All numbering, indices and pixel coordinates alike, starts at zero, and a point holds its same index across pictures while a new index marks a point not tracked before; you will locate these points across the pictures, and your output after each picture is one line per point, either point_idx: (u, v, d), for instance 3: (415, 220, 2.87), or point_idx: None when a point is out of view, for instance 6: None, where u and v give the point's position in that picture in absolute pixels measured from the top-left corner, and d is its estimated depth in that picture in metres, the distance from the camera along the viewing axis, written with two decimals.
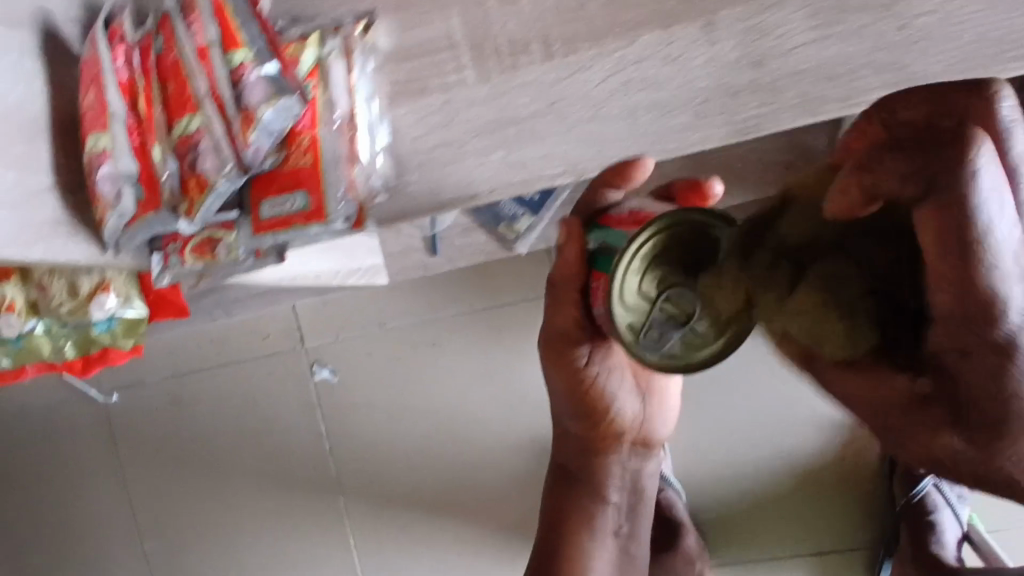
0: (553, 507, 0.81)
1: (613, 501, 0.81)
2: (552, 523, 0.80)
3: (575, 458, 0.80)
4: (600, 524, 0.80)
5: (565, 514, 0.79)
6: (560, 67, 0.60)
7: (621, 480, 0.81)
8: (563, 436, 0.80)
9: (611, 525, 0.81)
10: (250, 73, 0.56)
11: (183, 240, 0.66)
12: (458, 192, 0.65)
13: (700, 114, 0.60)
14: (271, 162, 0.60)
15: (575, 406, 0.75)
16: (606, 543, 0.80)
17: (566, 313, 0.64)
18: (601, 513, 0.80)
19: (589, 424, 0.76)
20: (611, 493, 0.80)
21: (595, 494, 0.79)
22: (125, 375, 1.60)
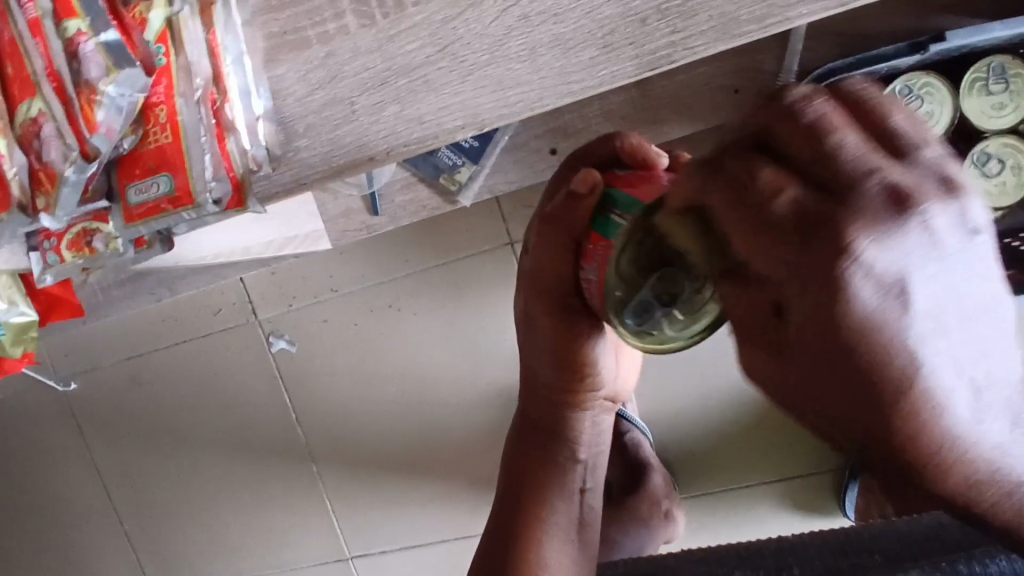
0: (514, 463, 0.72)
1: (581, 457, 0.71)
2: (510, 476, 0.72)
3: (544, 410, 0.70)
4: (566, 480, 0.70)
5: (523, 468, 0.71)
6: (448, 5, 0.54)
7: (593, 434, 0.71)
8: (531, 384, 0.71)
9: (577, 482, 0.71)
10: (86, 43, 0.50)
11: (60, 235, 0.61)
12: (353, 153, 0.58)
13: (606, 47, 0.53)
14: (132, 143, 0.55)
15: (552, 357, 0.65)
16: (570, 501, 0.70)
17: (545, 261, 0.59)
18: (567, 468, 0.70)
19: (566, 374, 0.66)
20: (580, 449, 0.71)
21: (563, 448, 0.70)
22: (78, 360, 1.54)
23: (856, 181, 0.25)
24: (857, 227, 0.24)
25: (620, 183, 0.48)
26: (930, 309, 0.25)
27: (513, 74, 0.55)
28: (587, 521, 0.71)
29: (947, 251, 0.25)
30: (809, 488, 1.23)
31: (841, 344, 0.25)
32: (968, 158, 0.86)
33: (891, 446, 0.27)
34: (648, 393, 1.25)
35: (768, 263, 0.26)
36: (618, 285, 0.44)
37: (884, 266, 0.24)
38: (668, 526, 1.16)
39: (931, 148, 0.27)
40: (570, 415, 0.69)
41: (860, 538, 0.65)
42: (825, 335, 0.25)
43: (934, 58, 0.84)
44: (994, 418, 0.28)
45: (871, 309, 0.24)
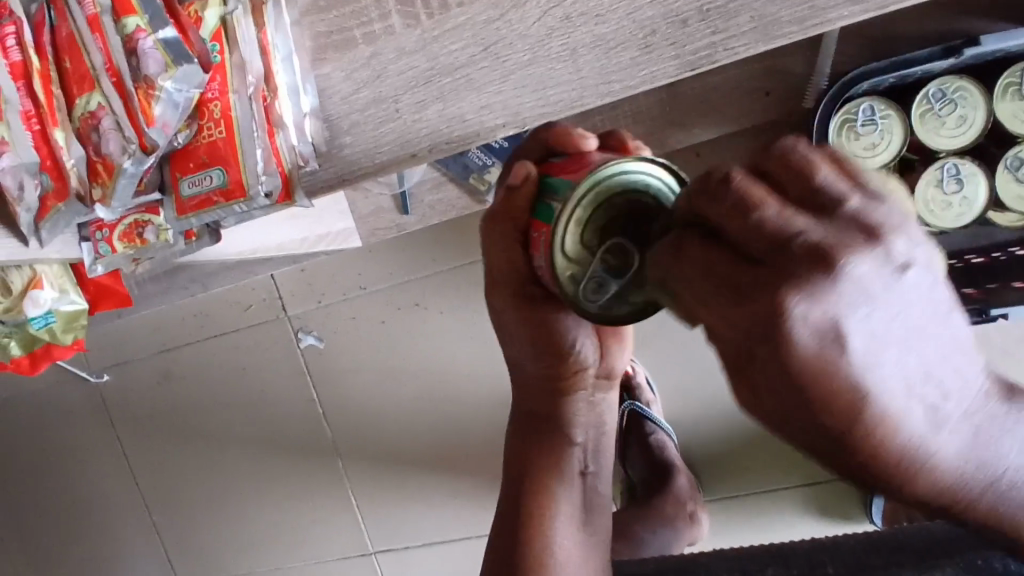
0: (516, 456, 0.71)
1: (580, 441, 0.71)
2: (514, 470, 0.71)
3: (538, 400, 0.70)
4: (567, 465, 0.70)
5: (526, 461, 0.71)
6: (492, 6, 0.55)
7: (590, 415, 0.71)
8: (524, 377, 0.70)
9: (577, 466, 0.71)
10: (145, 40, 0.52)
11: (112, 227, 0.63)
12: (396, 150, 0.59)
13: (646, 48, 0.54)
14: (185, 137, 0.57)
15: (533, 348, 0.65)
16: (572, 485, 0.71)
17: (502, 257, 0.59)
18: (568, 454, 0.71)
19: (549, 362, 0.66)
20: (578, 433, 0.71)
21: (562, 433, 0.70)
22: (111, 353, 1.57)
23: (784, 241, 0.24)
24: (787, 291, 0.22)
25: (556, 169, 0.49)
26: (874, 359, 0.23)
27: (553, 73, 0.56)
28: (592, 504, 0.72)
29: (880, 298, 0.23)
30: (834, 493, 1.23)
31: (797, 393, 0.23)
32: (1001, 163, 0.83)
33: (856, 464, 0.24)
34: (672, 395, 1.25)
35: (724, 327, 0.24)
36: (566, 263, 0.44)
37: (809, 326, 0.22)
38: (692, 528, 1.16)
39: (861, 199, 0.24)
40: (562, 402, 0.69)
41: (892, 539, 0.65)
42: (780, 381, 0.23)
43: (969, 61, 0.84)
44: (954, 432, 0.25)
45: (814, 353, 0.22)
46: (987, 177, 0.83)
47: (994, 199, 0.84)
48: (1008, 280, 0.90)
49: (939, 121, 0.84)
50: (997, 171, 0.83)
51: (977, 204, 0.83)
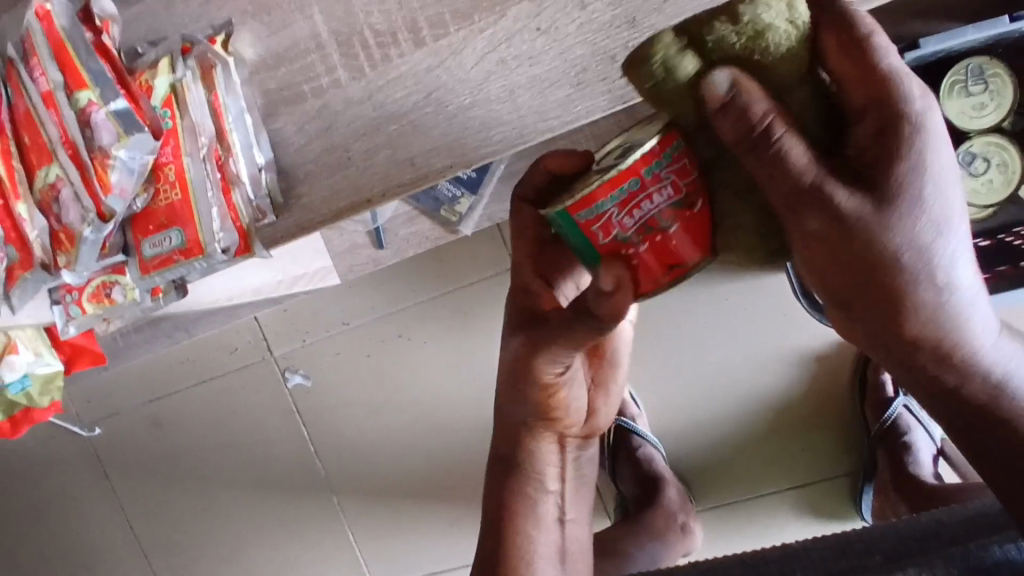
0: (491, 500, 0.69)
1: (554, 489, 0.70)
2: (490, 503, 0.70)
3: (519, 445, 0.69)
4: (542, 513, 0.69)
5: (503, 497, 0.69)
6: (432, 54, 0.58)
7: (572, 472, 0.71)
8: (507, 421, 0.69)
9: (553, 513, 0.69)
10: (97, 112, 0.54)
11: (80, 289, 0.65)
12: (351, 197, 0.61)
13: (579, 84, 0.57)
14: (144, 201, 0.59)
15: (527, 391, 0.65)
16: (550, 532, 0.69)
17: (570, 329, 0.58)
18: (541, 499, 0.69)
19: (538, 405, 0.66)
20: (551, 481, 0.70)
21: (535, 479, 0.69)
22: (102, 405, 1.58)
23: None
24: None
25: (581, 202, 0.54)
26: None
27: (495, 114, 0.58)
28: (569, 554, 0.69)
29: None
30: (824, 493, 1.23)
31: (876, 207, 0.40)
32: (954, 158, 0.92)
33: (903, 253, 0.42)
34: (657, 407, 1.27)
35: None
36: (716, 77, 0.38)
37: None
38: (684, 539, 1.16)
39: None
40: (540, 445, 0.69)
41: (859, 540, 0.66)
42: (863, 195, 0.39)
43: (911, 65, 0.88)
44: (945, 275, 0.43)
45: None
46: None
47: None
48: None
49: None
50: None
51: None
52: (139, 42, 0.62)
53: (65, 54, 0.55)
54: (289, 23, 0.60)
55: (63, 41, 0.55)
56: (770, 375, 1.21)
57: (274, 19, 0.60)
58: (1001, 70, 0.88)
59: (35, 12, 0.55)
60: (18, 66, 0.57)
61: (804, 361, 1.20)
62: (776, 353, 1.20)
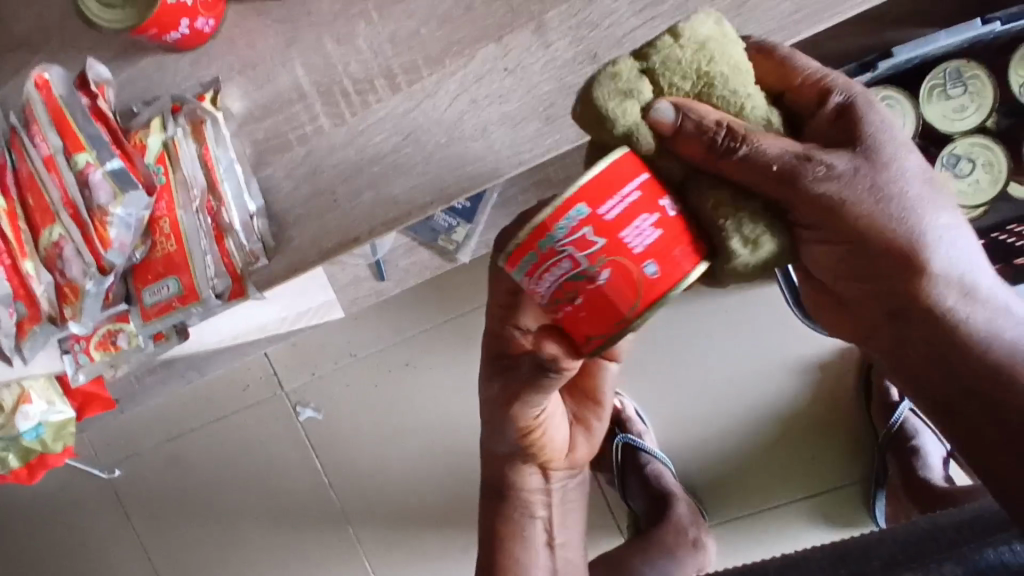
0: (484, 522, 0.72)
1: (541, 514, 0.72)
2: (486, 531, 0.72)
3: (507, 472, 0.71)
4: (530, 534, 0.71)
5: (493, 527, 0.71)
6: (407, 98, 0.61)
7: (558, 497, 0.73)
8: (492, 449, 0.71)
9: (541, 535, 0.72)
10: (94, 173, 0.57)
11: (87, 338, 0.68)
12: (339, 237, 0.64)
13: (548, 119, 0.59)
14: (142, 252, 0.63)
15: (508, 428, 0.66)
16: (539, 556, 0.71)
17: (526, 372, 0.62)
18: (530, 524, 0.71)
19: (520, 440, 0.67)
20: (539, 506, 0.72)
21: (521, 506, 0.71)
22: (121, 448, 1.61)
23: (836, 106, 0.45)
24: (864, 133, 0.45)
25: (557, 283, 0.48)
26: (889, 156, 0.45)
27: (471, 151, 0.61)
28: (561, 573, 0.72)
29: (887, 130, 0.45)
30: (838, 502, 1.23)
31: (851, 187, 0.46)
32: (939, 162, 0.92)
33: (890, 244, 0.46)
34: (663, 423, 1.27)
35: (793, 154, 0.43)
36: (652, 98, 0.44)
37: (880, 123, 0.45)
38: (698, 555, 1.15)
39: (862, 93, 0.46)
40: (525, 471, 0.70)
41: (858, 547, 0.67)
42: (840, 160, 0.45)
43: (884, 74, 0.90)
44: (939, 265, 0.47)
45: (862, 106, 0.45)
46: None
47: None
48: None
49: None
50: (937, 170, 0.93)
51: None
52: (134, 102, 0.66)
53: (63, 121, 0.58)
54: (273, 76, 0.64)
55: (62, 108, 0.58)
56: (772, 384, 1.22)
57: (259, 74, 0.64)
58: (979, 72, 0.89)
59: (33, 81, 0.58)
60: (20, 133, 0.61)
61: (805, 369, 1.21)
62: (776, 362, 1.21)
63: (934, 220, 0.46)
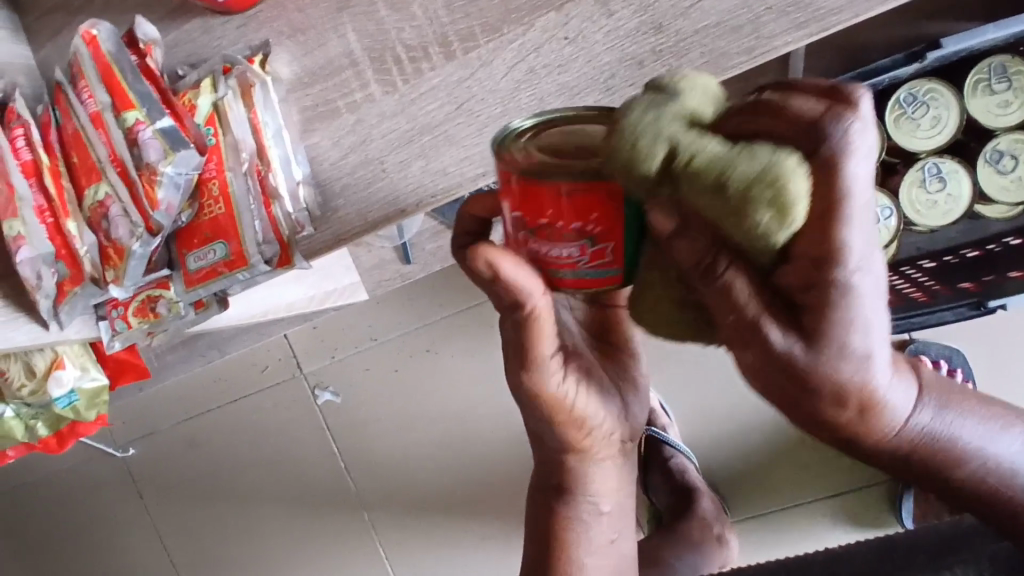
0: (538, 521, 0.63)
1: (604, 510, 0.61)
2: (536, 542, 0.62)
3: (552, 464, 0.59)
4: (591, 536, 0.61)
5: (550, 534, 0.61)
6: (462, 66, 0.60)
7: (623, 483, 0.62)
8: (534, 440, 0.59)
9: (604, 535, 0.62)
10: (144, 130, 0.56)
11: (126, 304, 0.67)
12: (387, 207, 0.63)
13: (608, 90, 0.58)
14: (189, 216, 0.61)
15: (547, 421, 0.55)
16: (600, 555, 0.62)
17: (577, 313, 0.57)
18: (591, 522, 0.61)
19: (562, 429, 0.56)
20: (599, 503, 0.61)
21: (577, 503, 0.60)
22: (136, 426, 1.61)
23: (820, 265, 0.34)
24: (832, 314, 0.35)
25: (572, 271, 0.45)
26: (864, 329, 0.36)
27: (525, 122, 0.59)
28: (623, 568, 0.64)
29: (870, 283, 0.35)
30: (862, 503, 1.21)
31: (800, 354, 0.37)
32: (981, 157, 0.90)
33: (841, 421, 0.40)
34: (687, 417, 1.26)
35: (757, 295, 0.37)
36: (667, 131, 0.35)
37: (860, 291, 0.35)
38: (722, 550, 1.13)
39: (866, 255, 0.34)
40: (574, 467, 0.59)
41: (904, 539, 0.66)
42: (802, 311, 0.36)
43: (935, 63, 0.88)
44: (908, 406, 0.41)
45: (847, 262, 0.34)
46: (968, 173, 0.90)
47: (979, 192, 0.91)
48: (1003, 271, 0.98)
49: (914, 124, 0.90)
50: (979, 166, 0.91)
51: (963, 200, 0.91)
52: (181, 65, 0.64)
53: (112, 77, 0.57)
54: (323, 42, 0.62)
55: (111, 65, 0.57)
56: None
57: (309, 39, 0.63)
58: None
59: (82, 37, 0.58)
60: (66, 90, 0.60)
61: None
62: None
63: (897, 391, 0.40)
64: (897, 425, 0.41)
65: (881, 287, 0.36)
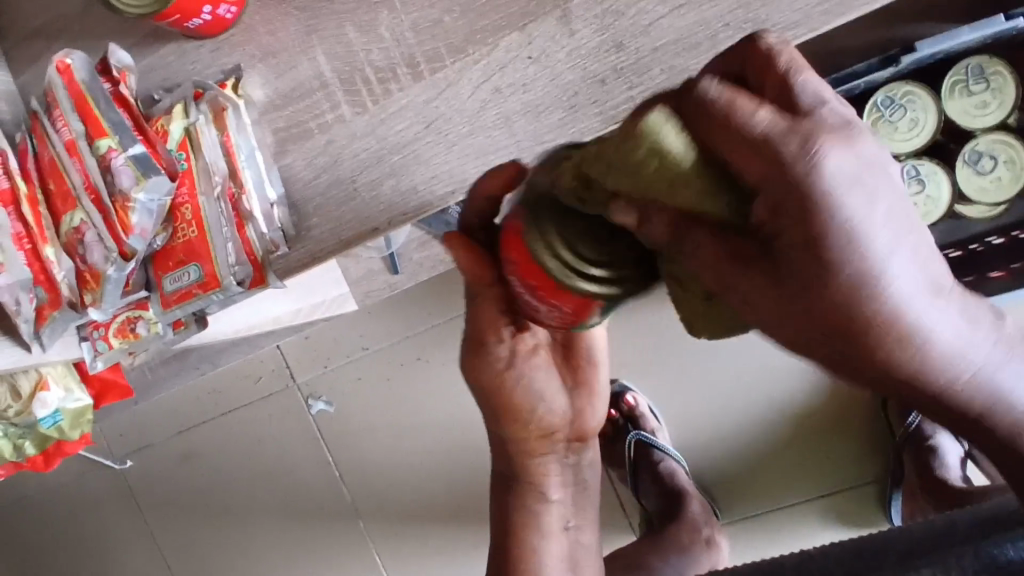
0: (498, 511, 0.69)
1: (556, 498, 0.68)
2: (498, 545, 0.69)
3: (508, 457, 0.67)
4: (545, 523, 0.68)
5: (510, 534, 0.68)
6: (429, 86, 0.61)
7: (572, 477, 0.69)
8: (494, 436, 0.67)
9: (557, 522, 0.69)
10: (117, 157, 0.57)
11: (106, 325, 0.68)
12: (360, 226, 0.63)
13: (572, 108, 0.59)
14: (163, 239, 0.64)
15: (488, 404, 0.63)
16: (555, 540, 0.68)
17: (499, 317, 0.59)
18: (543, 510, 0.68)
19: (505, 417, 0.63)
20: (551, 490, 0.68)
21: (529, 487, 0.67)
22: (132, 439, 1.62)
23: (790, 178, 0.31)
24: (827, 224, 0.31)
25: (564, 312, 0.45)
26: (889, 240, 0.31)
27: (493, 140, 0.60)
28: (576, 558, 0.70)
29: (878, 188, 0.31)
30: (852, 501, 1.21)
31: (804, 286, 0.32)
32: (961, 158, 0.90)
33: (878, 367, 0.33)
34: (677, 420, 1.26)
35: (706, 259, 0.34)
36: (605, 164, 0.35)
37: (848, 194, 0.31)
38: (710, 553, 1.14)
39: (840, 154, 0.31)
40: (529, 457, 0.66)
41: (877, 541, 0.66)
42: (810, 249, 0.31)
43: (909, 67, 0.90)
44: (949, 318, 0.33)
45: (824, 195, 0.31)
46: (947, 175, 0.90)
47: (959, 193, 0.91)
48: (983, 272, 1.01)
49: (893, 126, 0.91)
50: (958, 167, 0.91)
51: (941, 201, 0.90)
52: (156, 90, 0.66)
53: (86, 106, 0.58)
54: (294, 64, 0.63)
55: (85, 93, 0.59)
56: (787, 382, 1.21)
57: (280, 62, 0.64)
58: (1001, 68, 0.87)
59: (56, 67, 0.59)
60: (42, 118, 0.61)
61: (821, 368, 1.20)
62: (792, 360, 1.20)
63: (913, 268, 0.32)
64: (930, 349, 0.33)
65: (885, 192, 0.31)
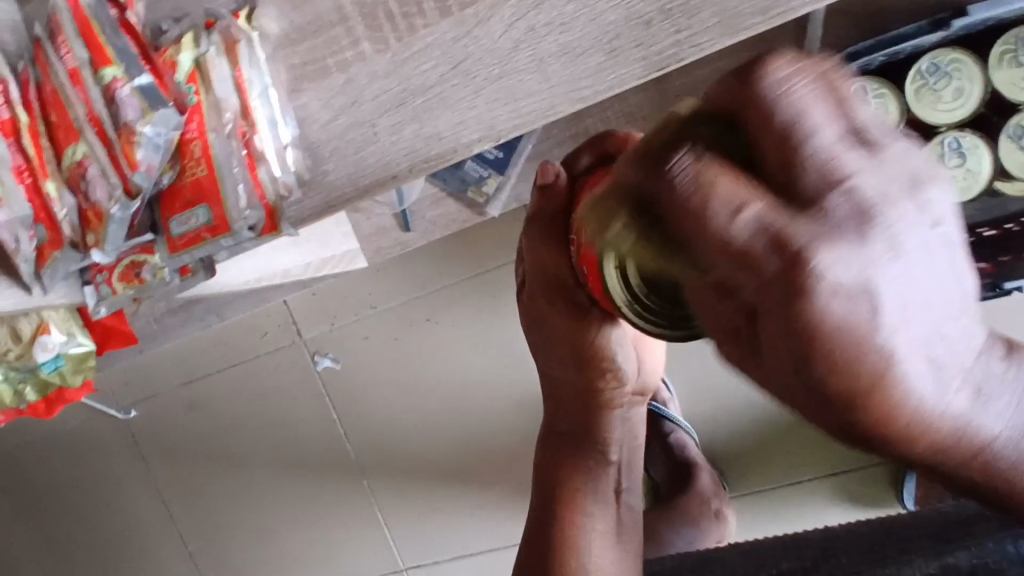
0: (550, 475, 0.79)
1: (613, 460, 0.79)
2: (548, 491, 0.78)
3: (573, 419, 0.78)
4: (601, 485, 0.78)
5: (559, 480, 0.78)
6: (458, 23, 0.56)
7: (623, 438, 0.79)
8: (559, 394, 0.78)
9: (611, 484, 0.79)
10: (122, 88, 0.54)
11: (110, 268, 0.65)
12: (378, 173, 0.60)
13: (612, 52, 0.54)
14: (170, 179, 0.60)
15: (571, 357, 0.71)
16: (607, 503, 0.78)
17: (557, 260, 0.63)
18: (601, 471, 0.78)
19: (584, 376, 0.73)
20: (610, 450, 0.78)
21: (593, 448, 0.77)
22: (137, 389, 1.60)
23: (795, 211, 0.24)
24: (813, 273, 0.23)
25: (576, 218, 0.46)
26: (921, 314, 0.24)
27: (523, 85, 0.56)
28: (626, 521, 0.79)
29: (914, 247, 0.24)
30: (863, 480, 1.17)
31: (809, 350, 0.24)
32: (1005, 133, 0.84)
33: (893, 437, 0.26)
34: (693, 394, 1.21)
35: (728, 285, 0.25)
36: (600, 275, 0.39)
37: (858, 269, 0.23)
38: (719, 526, 1.12)
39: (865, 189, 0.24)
40: (599, 417, 0.77)
41: (905, 522, 0.64)
42: (804, 331, 0.24)
43: (958, 32, 0.85)
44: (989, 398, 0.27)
45: (853, 283, 0.23)
46: (988, 148, 0.85)
47: (999, 168, 0.86)
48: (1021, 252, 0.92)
49: (936, 95, 0.85)
50: (1001, 142, 0.84)
51: (981, 176, 0.85)
52: (164, 19, 0.61)
53: (91, 34, 0.55)
54: None
55: (90, 19, 0.55)
56: None
57: None
58: None
59: None
60: (44, 44, 0.57)
61: None
62: None
63: (954, 362, 0.25)
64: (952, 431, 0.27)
65: (929, 264, 0.24)
